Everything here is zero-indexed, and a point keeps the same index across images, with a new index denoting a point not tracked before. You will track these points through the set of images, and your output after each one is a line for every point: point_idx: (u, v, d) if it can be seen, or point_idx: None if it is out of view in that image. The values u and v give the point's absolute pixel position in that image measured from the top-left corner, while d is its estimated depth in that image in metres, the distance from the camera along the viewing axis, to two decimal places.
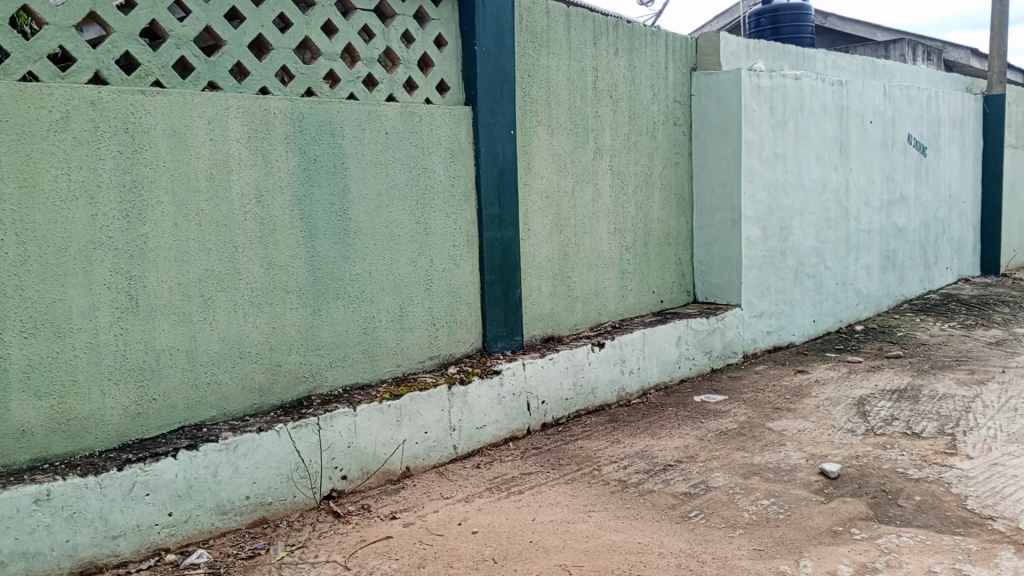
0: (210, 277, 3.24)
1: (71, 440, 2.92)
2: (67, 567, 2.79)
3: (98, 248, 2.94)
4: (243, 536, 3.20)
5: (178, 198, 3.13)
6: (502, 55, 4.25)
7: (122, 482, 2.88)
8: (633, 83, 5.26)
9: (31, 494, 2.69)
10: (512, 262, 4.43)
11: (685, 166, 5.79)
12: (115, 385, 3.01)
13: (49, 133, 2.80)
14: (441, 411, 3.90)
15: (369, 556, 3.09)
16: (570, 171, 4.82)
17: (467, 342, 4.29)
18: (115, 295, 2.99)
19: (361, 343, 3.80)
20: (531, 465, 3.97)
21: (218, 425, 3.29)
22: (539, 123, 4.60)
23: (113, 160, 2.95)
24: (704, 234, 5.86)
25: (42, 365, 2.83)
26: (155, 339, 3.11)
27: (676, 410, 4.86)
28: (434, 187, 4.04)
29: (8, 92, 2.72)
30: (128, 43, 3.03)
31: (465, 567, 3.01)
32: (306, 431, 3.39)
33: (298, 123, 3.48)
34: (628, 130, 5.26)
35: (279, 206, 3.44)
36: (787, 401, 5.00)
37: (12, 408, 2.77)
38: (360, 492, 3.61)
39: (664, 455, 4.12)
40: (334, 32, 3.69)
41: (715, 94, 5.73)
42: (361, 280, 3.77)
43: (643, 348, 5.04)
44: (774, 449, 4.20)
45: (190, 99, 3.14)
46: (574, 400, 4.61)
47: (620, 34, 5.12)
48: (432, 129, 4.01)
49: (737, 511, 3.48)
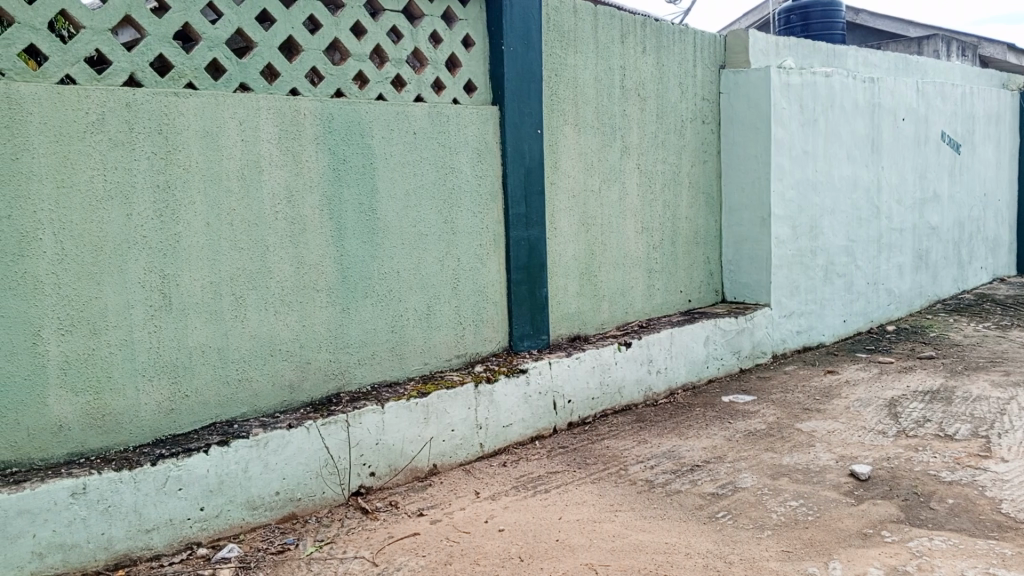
0: (241, 276, 3.29)
1: (106, 435, 2.98)
2: (102, 559, 2.85)
3: (132, 247, 3.00)
4: (273, 531, 3.25)
5: (211, 198, 3.18)
6: (529, 54, 4.26)
7: (156, 477, 2.94)
8: (661, 81, 5.24)
9: (68, 488, 2.75)
10: (538, 261, 4.44)
11: (714, 164, 5.75)
12: (148, 381, 3.07)
13: (85, 134, 2.86)
14: (468, 409, 3.92)
15: (396, 552, 3.12)
16: (597, 170, 4.81)
17: (494, 341, 4.31)
18: (149, 294, 3.05)
19: (389, 341, 3.83)
20: (557, 464, 3.97)
21: (249, 421, 3.34)
22: (567, 122, 4.60)
23: (147, 160, 3.01)
24: (732, 233, 5.81)
25: (78, 361, 2.90)
26: (188, 336, 3.16)
27: (703, 410, 4.83)
28: (461, 187, 4.06)
29: (47, 94, 2.78)
30: (162, 46, 3.08)
31: (491, 565, 3.02)
32: (335, 427, 3.43)
33: (328, 124, 3.52)
34: (656, 128, 5.24)
35: (309, 206, 3.48)
36: (817, 402, 4.94)
37: (50, 403, 2.84)
38: (388, 489, 3.65)
39: (691, 456, 4.10)
40: (362, 33, 3.72)
41: (743, 92, 5.69)
42: (389, 279, 3.80)
43: (670, 348, 5.02)
44: (803, 450, 4.16)
45: (222, 100, 3.19)
46: (600, 399, 4.60)
47: (648, 32, 5.10)
48: (459, 129, 4.03)
49: (765, 512, 3.45)
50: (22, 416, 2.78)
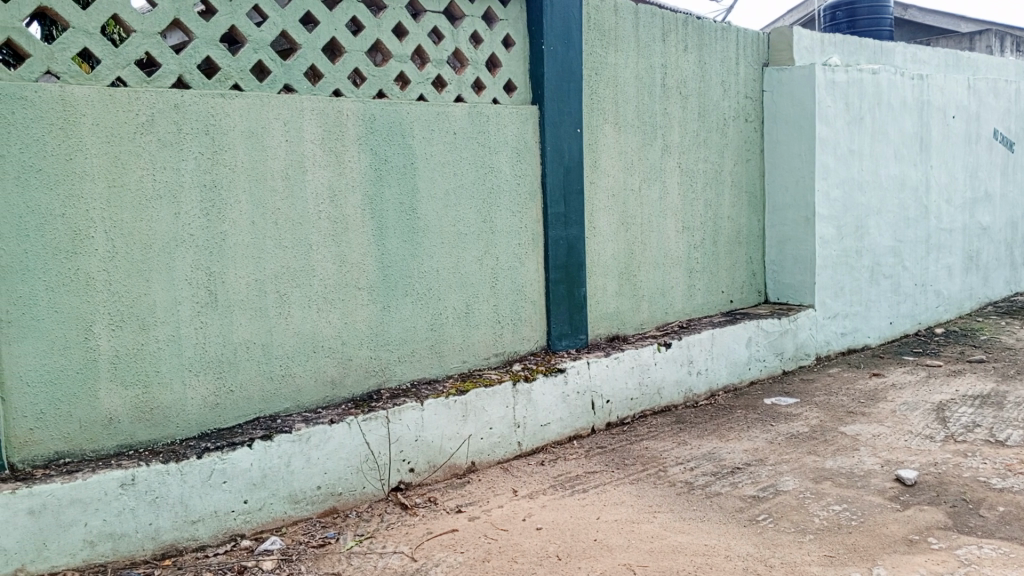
0: (285, 274, 3.35)
1: (154, 428, 3.07)
2: (150, 549, 2.92)
3: (179, 245, 3.07)
4: (314, 524, 3.30)
5: (256, 198, 3.24)
6: (570, 54, 4.26)
7: (201, 469, 3.01)
8: (702, 79, 5.19)
9: (117, 479, 2.83)
10: (577, 260, 4.43)
11: (756, 163, 5.67)
12: (195, 376, 3.14)
13: (136, 135, 2.94)
14: (506, 408, 3.94)
15: (435, 548, 3.14)
16: (637, 169, 4.78)
17: (532, 340, 4.31)
18: (196, 291, 3.12)
19: (429, 339, 3.86)
20: (595, 464, 3.96)
21: (291, 416, 3.40)
22: (607, 121, 4.58)
23: (194, 160, 3.08)
24: (776, 233, 5.73)
25: (128, 356, 2.98)
26: (232, 332, 3.23)
27: (745, 412, 4.77)
28: (501, 186, 4.07)
29: (99, 97, 2.86)
30: (209, 48, 3.15)
31: (529, 562, 3.03)
32: (376, 423, 3.47)
33: (370, 124, 3.57)
34: (698, 127, 5.19)
35: (351, 205, 3.53)
36: (862, 406, 4.84)
37: (100, 396, 2.92)
38: (427, 485, 3.68)
39: (732, 458, 4.06)
40: (404, 34, 3.75)
41: (787, 90, 5.61)
42: (429, 277, 3.83)
43: (711, 349, 4.97)
44: (847, 454, 4.08)
45: (267, 101, 3.25)
46: (639, 400, 4.57)
47: (689, 30, 5.05)
48: (499, 129, 4.04)
49: (807, 516, 3.40)
50: (74, 408, 2.87)
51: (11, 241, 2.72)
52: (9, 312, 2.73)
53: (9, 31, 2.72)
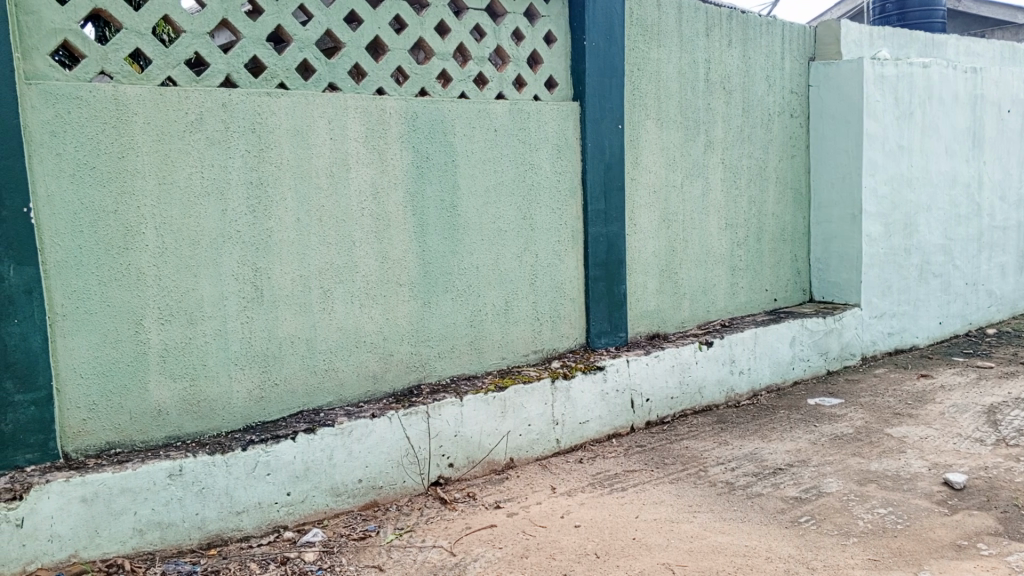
0: (329, 270, 3.40)
1: (201, 420, 3.14)
2: (196, 538, 2.99)
3: (227, 241, 3.13)
4: (356, 518, 3.35)
5: (301, 195, 3.29)
6: (611, 50, 4.23)
7: (246, 461, 3.07)
8: (747, 74, 5.11)
9: (165, 469, 2.91)
10: (618, 257, 4.41)
11: (801, 159, 5.57)
12: (240, 370, 3.21)
13: (185, 133, 3.00)
14: (545, 405, 3.94)
15: (474, 543, 3.17)
16: (680, 165, 4.74)
17: (572, 337, 4.31)
18: (242, 286, 3.18)
19: (468, 335, 3.88)
20: (634, 463, 3.94)
21: (334, 409, 3.45)
22: (648, 117, 4.55)
23: (241, 158, 3.14)
24: (821, 231, 5.63)
25: (176, 349, 3.05)
26: (278, 327, 3.29)
27: (788, 412, 4.70)
28: (541, 183, 4.07)
29: (150, 96, 2.93)
30: (256, 48, 3.20)
31: (567, 559, 3.03)
32: (416, 418, 3.51)
33: (412, 122, 3.59)
34: (742, 123, 5.12)
35: (393, 202, 3.56)
36: (909, 407, 4.74)
37: (150, 388, 3.00)
38: (466, 480, 3.70)
39: (774, 459, 4.00)
40: (446, 32, 3.77)
41: (834, 84, 5.50)
42: (469, 274, 3.85)
43: (754, 348, 4.90)
44: (893, 456, 4.00)
45: (312, 100, 3.30)
46: (680, 399, 4.54)
47: (734, 25, 4.98)
48: (540, 126, 4.04)
49: (851, 518, 3.34)
50: (125, 400, 2.96)
51: (67, 237, 2.80)
52: (64, 306, 2.82)
53: (65, 33, 2.80)
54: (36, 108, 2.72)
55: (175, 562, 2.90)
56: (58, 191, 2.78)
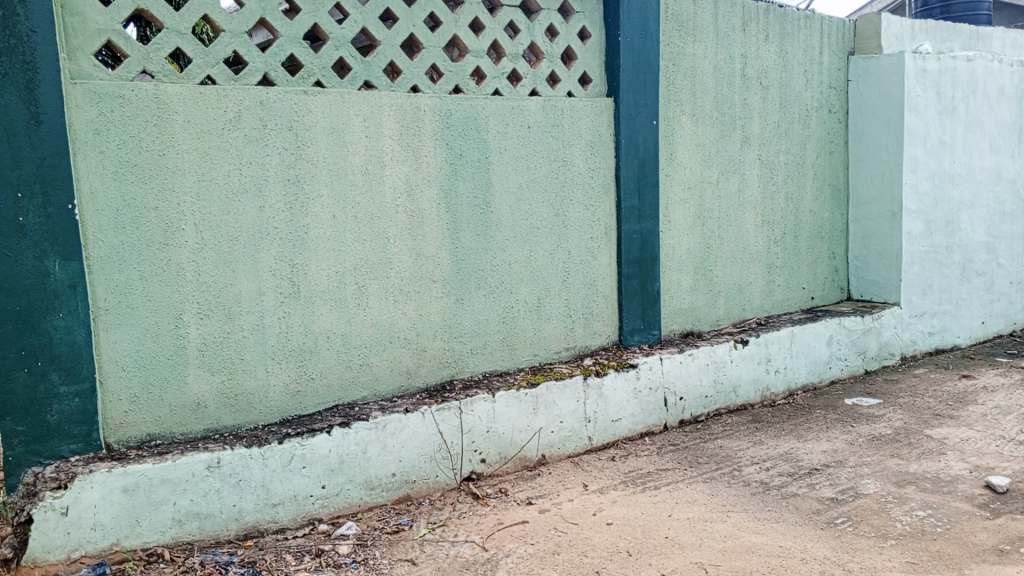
0: (364, 267, 3.43)
1: (239, 413, 3.19)
2: (234, 529, 3.05)
3: (264, 238, 3.18)
4: (389, 511, 3.38)
5: (337, 192, 3.33)
6: (647, 45, 4.20)
7: (282, 454, 3.11)
8: (784, 69, 5.04)
9: (204, 461, 2.96)
10: (652, 255, 4.38)
11: (840, 155, 5.48)
12: (277, 364, 3.26)
13: (224, 131, 3.05)
14: (577, 402, 3.94)
15: (506, 539, 3.18)
16: (715, 161, 4.69)
17: (604, 335, 4.30)
18: (280, 281, 3.23)
19: (500, 332, 3.90)
20: (667, 462, 3.92)
21: (368, 404, 3.48)
22: (684, 113, 4.51)
23: (279, 155, 3.18)
24: (860, 228, 5.54)
25: (215, 344, 3.11)
26: (314, 322, 3.33)
27: (824, 412, 4.63)
28: (574, 179, 4.06)
29: (190, 94, 2.98)
30: (293, 46, 3.24)
31: (600, 557, 3.03)
32: (449, 413, 3.53)
33: (446, 119, 3.61)
34: (779, 118, 5.05)
35: (427, 199, 3.58)
36: (950, 408, 4.65)
37: (189, 381, 3.06)
38: (498, 476, 3.72)
39: (809, 459, 3.95)
40: (480, 29, 3.78)
41: (874, 79, 5.40)
42: (502, 271, 3.85)
43: (790, 347, 4.84)
44: (933, 458, 3.92)
45: (348, 98, 3.33)
46: (714, 398, 4.50)
47: (771, 19, 4.91)
48: (573, 123, 4.03)
49: (888, 521, 3.29)
50: (165, 393, 3.02)
51: (109, 233, 2.87)
52: (107, 301, 2.88)
53: (108, 33, 2.87)
54: (80, 107, 2.78)
55: (213, 552, 2.96)
56: (101, 189, 2.84)
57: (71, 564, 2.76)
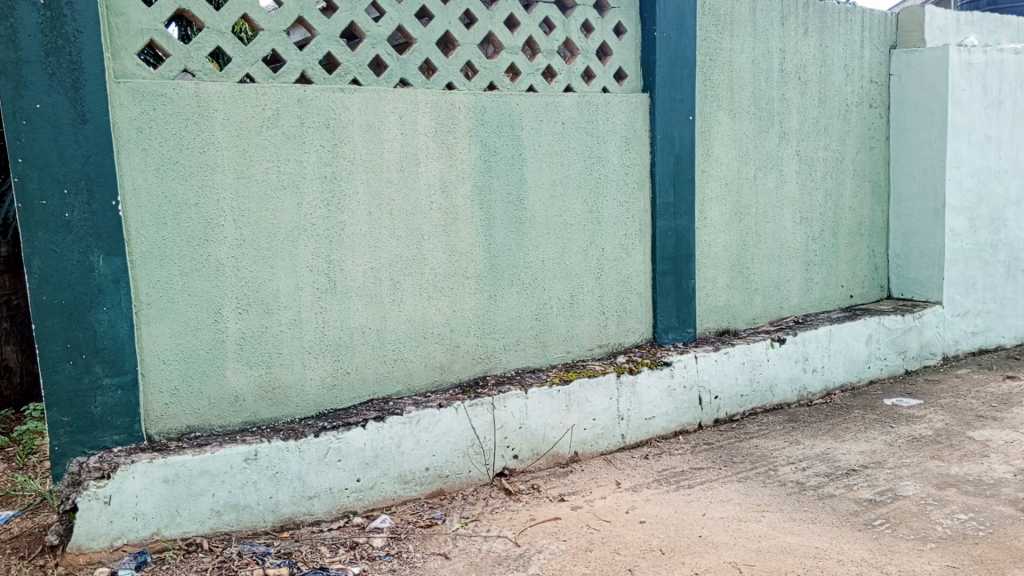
0: (399, 263, 3.46)
1: (276, 407, 3.24)
2: (271, 521, 3.10)
3: (302, 234, 3.22)
4: (422, 505, 3.41)
5: (373, 189, 3.36)
6: (683, 41, 4.17)
7: (318, 447, 3.15)
8: (823, 63, 4.96)
9: (242, 453, 3.01)
10: (687, 252, 4.35)
11: (881, 151, 5.38)
12: (314, 358, 3.30)
13: (263, 128, 3.09)
14: (610, 400, 3.93)
15: (538, 535, 3.18)
16: (752, 157, 4.63)
17: (638, 332, 4.28)
18: (317, 277, 3.27)
19: (533, 329, 3.90)
20: (701, 460, 3.89)
21: (402, 399, 3.52)
22: (720, 108, 4.46)
23: (316, 153, 3.22)
24: (901, 225, 5.43)
25: (253, 338, 3.16)
26: (350, 318, 3.37)
27: (862, 413, 4.56)
28: (608, 176, 4.05)
29: (230, 92, 3.02)
30: (330, 44, 3.27)
31: (632, 555, 3.02)
32: (481, 409, 3.55)
33: (481, 116, 3.62)
34: (817, 114, 4.97)
35: (462, 196, 3.60)
36: (993, 410, 4.54)
37: (228, 375, 3.12)
38: (530, 472, 3.73)
39: (847, 460, 3.89)
40: (515, 25, 3.77)
41: (916, 73, 5.29)
42: (535, 268, 3.86)
43: (827, 346, 4.78)
44: (975, 461, 3.84)
45: (384, 95, 3.35)
46: (749, 397, 4.46)
47: (811, 12, 4.83)
48: (608, 119, 4.01)
49: (928, 523, 3.23)
50: (204, 386, 3.07)
51: (151, 229, 2.93)
52: (149, 295, 2.94)
53: (151, 33, 2.92)
54: (123, 105, 2.84)
55: (250, 543, 3.01)
56: (143, 186, 2.90)
57: (114, 552, 2.84)
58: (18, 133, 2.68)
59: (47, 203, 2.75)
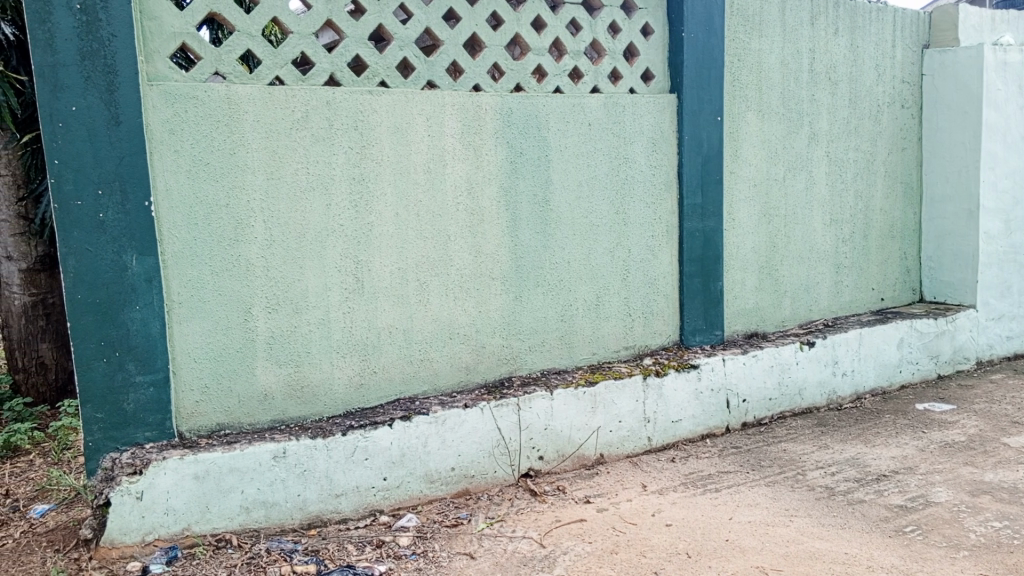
0: (425, 264, 3.48)
1: (305, 405, 3.27)
2: (298, 518, 3.13)
3: (330, 235, 3.25)
4: (448, 505, 3.42)
5: (400, 190, 3.38)
6: (711, 41, 4.14)
7: (346, 446, 3.18)
8: (854, 63, 4.90)
9: (270, 451, 3.04)
10: (714, 254, 4.31)
11: (913, 151, 5.30)
12: (342, 357, 3.33)
13: (293, 130, 3.13)
14: (636, 402, 3.91)
15: (563, 536, 3.18)
16: (782, 158, 4.59)
17: (664, 334, 4.26)
18: (345, 278, 3.30)
19: (559, 330, 3.90)
20: (729, 464, 3.87)
21: (428, 399, 3.54)
22: (749, 108, 4.42)
23: (345, 155, 3.25)
24: (934, 227, 5.35)
25: (282, 337, 3.19)
26: (377, 318, 3.39)
27: (893, 417, 4.50)
28: (635, 177, 4.03)
29: (260, 95, 3.05)
30: (359, 47, 3.30)
31: (658, 558, 3.01)
32: (507, 410, 3.55)
33: (507, 118, 3.63)
34: (848, 114, 4.91)
35: (488, 197, 3.61)
36: None
37: (258, 374, 3.15)
38: (556, 474, 3.72)
39: (877, 465, 3.84)
40: (542, 26, 3.78)
41: (950, 72, 5.20)
42: (560, 269, 3.85)
43: (858, 349, 4.71)
44: (1010, 467, 3.77)
45: (411, 97, 3.37)
46: (778, 400, 4.41)
47: (841, 12, 4.77)
48: (635, 120, 4.00)
49: (961, 531, 3.17)
50: (234, 384, 3.11)
51: (182, 229, 2.97)
52: (180, 295, 2.99)
53: (183, 36, 2.97)
54: (156, 108, 2.89)
55: (278, 540, 3.05)
56: (176, 187, 2.95)
57: (145, 547, 2.89)
58: (55, 135, 2.74)
59: (83, 204, 2.80)
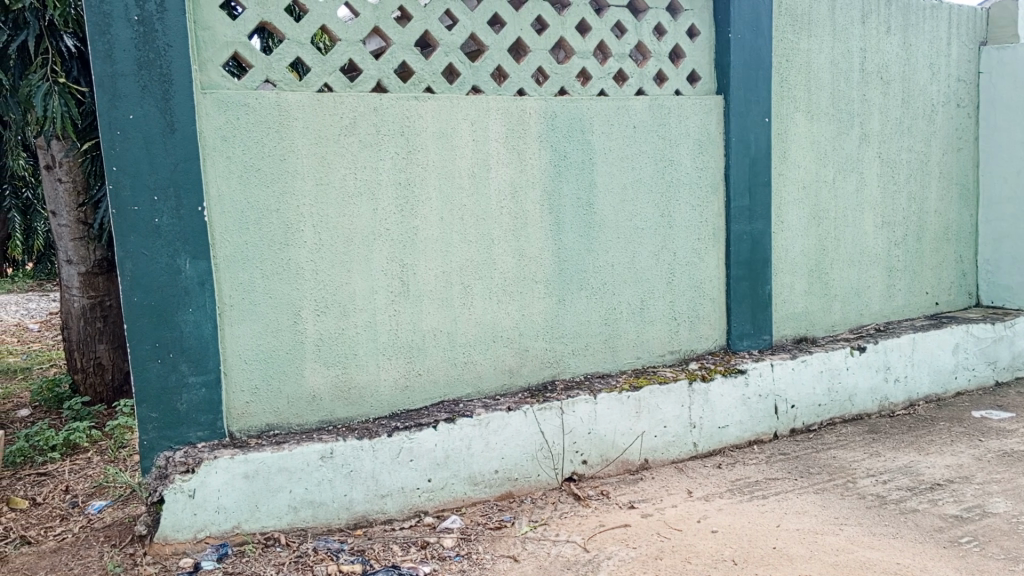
0: (469, 267, 3.51)
1: (352, 406, 3.32)
2: (345, 519, 3.18)
3: (377, 239, 3.29)
4: (491, 507, 3.44)
5: (445, 194, 3.41)
6: (758, 42, 4.09)
7: (391, 447, 3.22)
8: (907, 62, 4.78)
9: (318, 451, 3.09)
10: (762, 257, 4.25)
11: (969, 151, 5.15)
12: (387, 359, 3.37)
13: (341, 136, 3.18)
14: (681, 407, 3.88)
15: (607, 541, 3.17)
16: (831, 160, 4.51)
17: (710, 338, 4.22)
18: (391, 280, 3.34)
19: (602, 333, 3.89)
20: (776, 471, 3.81)
21: (472, 401, 3.56)
22: (797, 109, 4.35)
23: (391, 159, 3.29)
24: (991, 230, 5.21)
25: (330, 339, 3.24)
26: (422, 320, 3.43)
27: (948, 425, 4.38)
28: (680, 179, 4.00)
29: (309, 101, 3.11)
30: (405, 53, 3.34)
31: (704, 564, 2.98)
32: (551, 413, 3.55)
33: (552, 121, 3.63)
34: (900, 114, 4.79)
35: (532, 200, 3.62)
36: None
37: (306, 375, 3.21)
38: (599, 478, 3.71)
39: (932, 474, 3.74)
40: (587, 30, 3.77)
41: (1009, 70, 5.06)
42: (604, 273, 3.84)
43: (910, 355, 4.60)
44: None
45: (457, 102, 3.40)
46: (827, 406, 4.33)
47: (894, 10, 4.67)
48: (681, 122, 3.97)
49: (1020, 543, 3.07)
50: (284, 385, 3.18)
51: (234, 234, 3.04)
52: (232, 297, 3.06)
53: (235, 45, 3.04)
54: (210, 115, 2.97)
55: (325, 540, 3.09)
56: (228, 192, 3.02)
57: (197, 544, 2.96)
58: (113, 143, 2.83)
59: (139, 209, 2.89)
